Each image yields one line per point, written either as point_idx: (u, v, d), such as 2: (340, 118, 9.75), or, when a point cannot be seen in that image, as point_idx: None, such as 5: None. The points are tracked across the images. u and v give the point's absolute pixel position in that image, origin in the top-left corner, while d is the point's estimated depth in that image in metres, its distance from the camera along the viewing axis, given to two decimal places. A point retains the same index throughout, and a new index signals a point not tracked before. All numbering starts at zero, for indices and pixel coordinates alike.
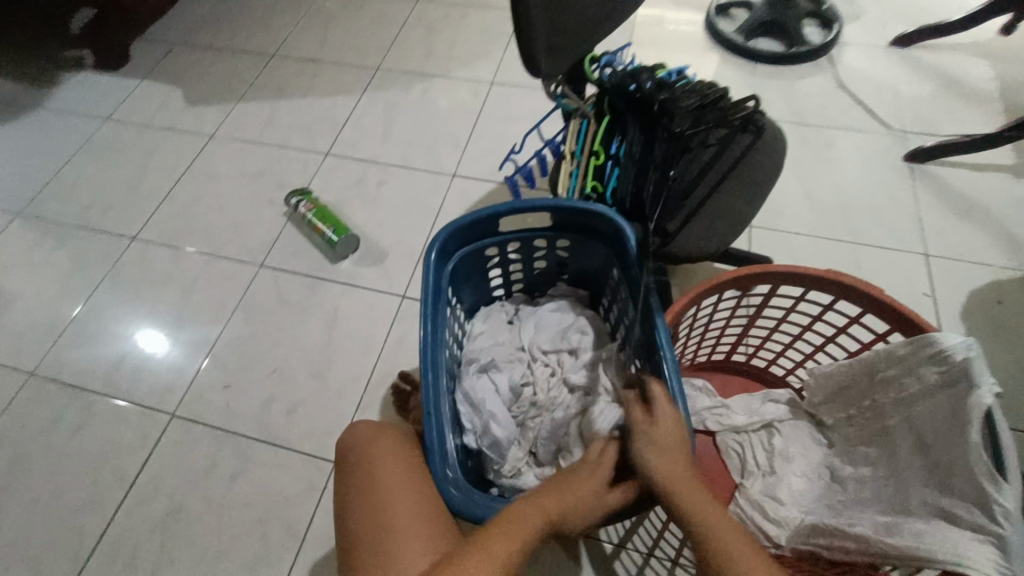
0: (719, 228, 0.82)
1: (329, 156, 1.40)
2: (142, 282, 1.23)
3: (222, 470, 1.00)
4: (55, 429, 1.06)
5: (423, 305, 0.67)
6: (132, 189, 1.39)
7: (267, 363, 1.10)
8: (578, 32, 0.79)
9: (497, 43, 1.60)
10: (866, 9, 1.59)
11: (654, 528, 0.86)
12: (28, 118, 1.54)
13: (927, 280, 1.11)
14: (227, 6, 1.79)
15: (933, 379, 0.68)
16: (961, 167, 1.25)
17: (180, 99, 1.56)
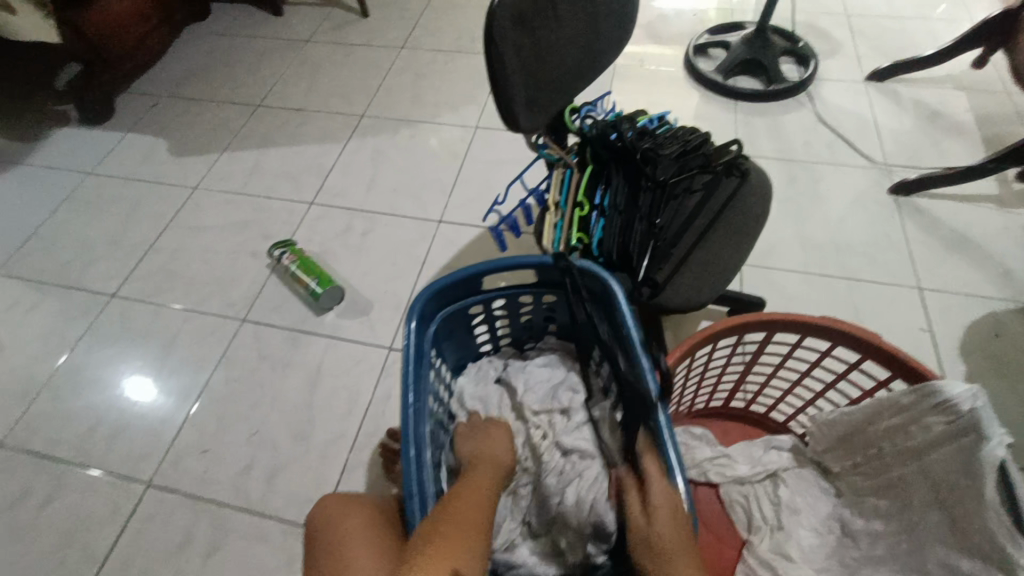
0: (710, 278, 0.80)
1: (315, 206, 1.39)
2: (119, 341, 1.19)
3: (199, 544, 0.94)
4: (22, 503, 1.00)
5: (404, 373, 0.64)
6: (113, 243, 1.36)
7: (249, 424, 1.06)
8: (557, 85, 0.79)
9: (483, 88, 1.62)
10: (841, 46, 1.63)
11: None
12: (9, 173, 1.53)
13: (921, 315, 1.09)
14: (213, 58, 1.81)
15: (940, 430, 0.65)
16: (946, 198, 1.26)
17: (164, 151, 1.56)
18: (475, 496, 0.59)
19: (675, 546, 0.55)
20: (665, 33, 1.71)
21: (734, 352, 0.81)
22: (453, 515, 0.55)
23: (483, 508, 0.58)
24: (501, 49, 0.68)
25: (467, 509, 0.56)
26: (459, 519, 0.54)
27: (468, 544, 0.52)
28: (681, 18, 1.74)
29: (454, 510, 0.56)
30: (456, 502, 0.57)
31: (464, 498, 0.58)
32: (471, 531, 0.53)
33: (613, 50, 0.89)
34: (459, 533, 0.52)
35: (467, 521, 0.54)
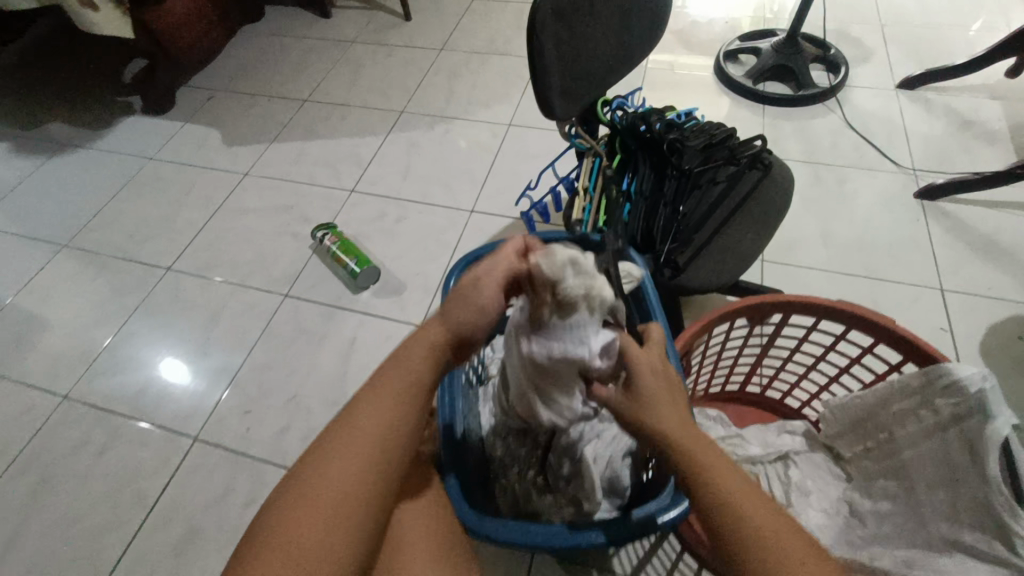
0: (729, 261, 0.84)
1: (353, 193, 1.47)
2: (171, 310, 1.29)
3: (239, 495, 1.02)
4: (83, 450, 1.10)
5: None
6: (169, 222, 1.47)
7: (287, 389, 1.14)
8: (591, 78, 0.85)
9: (516, 88, 1.69)
10: (872, 54, 1.65)
11: (669, 556, 0.87)
12: (78, 156, 1.66)
13: (943, 315, 1.11)
14: (265, 55, 1.93)
15: (948, 412, 0.68)
16: (973, 204, 1.27)
17: (218, 140, 1.67)
18: (342, 462, 0.48)
19: (671, 415, 0.51)
20: (695, 39, 1.75)
21: (749, 335, 0.85)
22: (295, 509, 0.46)
23: (347, 481, 0.48)
24: (541, 41, 0.74)
25: (315, 494, 0.47)
26: (298, 516, 0.46)
27: (305, 551, 0.45)
28: (712, 26, 1.78)
29: (300, 495, 0.47)
30: (306, 482, 0.48)
31: (318, 473, 0.48)
32: (317, 527, 0.46)
33: (644, 47, 0.95)
34: (289, 541, 0.45)
35: (352, 452, 0.49)
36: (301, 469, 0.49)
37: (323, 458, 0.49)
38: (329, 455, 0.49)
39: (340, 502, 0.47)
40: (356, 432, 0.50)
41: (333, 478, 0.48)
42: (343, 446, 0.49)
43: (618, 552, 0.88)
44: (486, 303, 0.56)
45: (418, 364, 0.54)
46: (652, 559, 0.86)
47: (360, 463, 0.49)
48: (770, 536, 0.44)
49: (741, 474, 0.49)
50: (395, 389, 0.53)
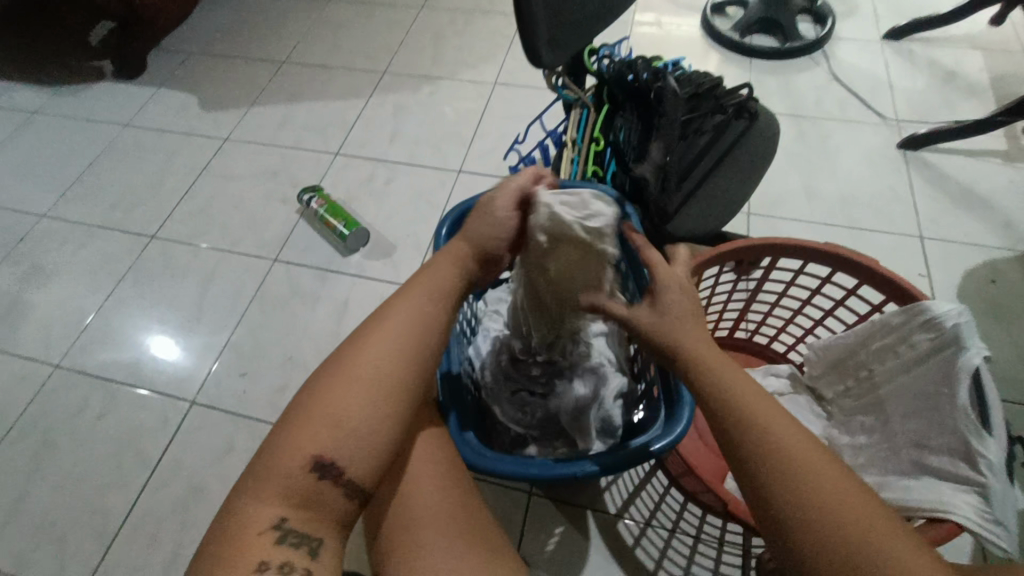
0: (714, 210, 0.89)
1: (340, 156, 1.45)
2: (161, 277, 1.28)
3: (241, 452, 1.03)
4: (82, 416, 1.10)
5: None
6: (152, 189, 1.44)
7: (283, 351, 1.15)
8: (578, 24, 0.83)
9: (501, 46, 1.65)
10: (859, 6, 1.63)
11: (656, 492, 0.91)
12: (51, 124, 1.61)
13: (921, 262, 1.14)
14: (240, 16, 1.86)
15: (925, 346, 0.70)
16: (953, 153, 1.29)
17: (196, 104, 1.63)
18: (378, 352, 0.52)
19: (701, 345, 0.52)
20: None
21: (738, 280, 0.87)
22: (336, 390, 0.50)
23: (385, 370, 0.51)
24: None
25: (355, 377, 0.50)
26: (339, 398, 0.49)
27: (349, 428, 0.49)
28: None
29: (339, 379, 0.51)
30: (345, 366, 0.51)
31: (357, 359, 0.52)
32: (358, 407, 0.49)
33: None
34: (330, 419, 0.49)
35: (383, 348, 0.52)
36: (339, 356, 0.53)
37: (361, 346, 0.53)
38: (368, 345, 0.53)
39: (380, 385, 0.50)
40: (388, 328, 0.54)
41: (371, 365, 0.51)
42: (381, 338, 0.53)
43: (609, 487, 0.92)
44: (503, 213, 0.63)
45: (443, 271, 0.60)
46: (641, 492, 0.92)
47: (394, 355, 0.52)
48: (802, 467, 0.44)
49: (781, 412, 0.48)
50: (423, 288, 0.58)
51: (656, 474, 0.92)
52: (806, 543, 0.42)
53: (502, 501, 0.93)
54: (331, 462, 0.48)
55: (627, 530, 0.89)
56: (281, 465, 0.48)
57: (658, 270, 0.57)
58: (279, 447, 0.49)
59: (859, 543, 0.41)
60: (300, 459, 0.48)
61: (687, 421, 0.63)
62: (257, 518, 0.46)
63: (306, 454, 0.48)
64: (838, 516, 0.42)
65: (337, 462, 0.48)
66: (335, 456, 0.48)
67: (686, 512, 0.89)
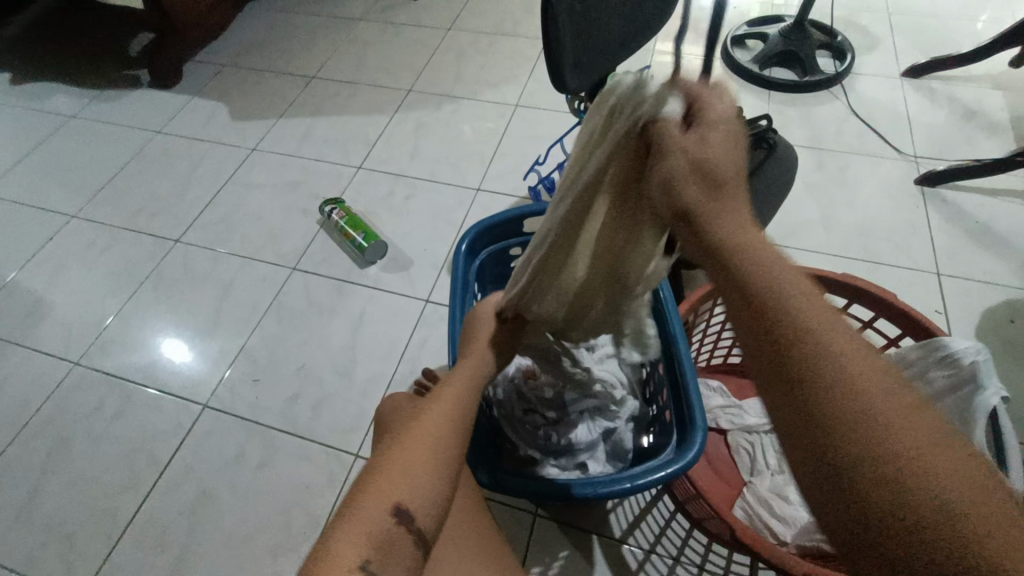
0: None
1: (361, 170, 1.49)
2: (182, 281, 1.31)
3: (250, 459, 1.04)
4: (97, 415, 1.12)
5: (454, 289, 0.80)
6: (179, 195, 1.48)
7: (296, 360, 1.16)
8: (601, 51, 0.86)
9: (524, 69, 1.69)
10: (878, 42, 1.65)
11: (662, 517, 0.91)
12: (86, 129, 1.67)
13: (937, 298, 1.13)
14: (272, 32, 1.93)
15: (939, 384, 0.70)
16: (972, 192, 1.29)
17: (226, 115, 1.68)
18: (446, 413, 0.56)
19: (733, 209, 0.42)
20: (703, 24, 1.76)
21: None
22: (412, 440, 0.52)
23: (452, 426, 0.55)
24: (556, 12, 0.75)
25: (430, 432, 0.53)
26: (415, 444, 0.51)
27: (424, 473, 0.49)
28: None
29: (414, 432, 0.53)
30: (418, 423, 0.55)
31: (428, 419, 0.55)
32: (432, 454, 0.51)
33: (655, 24, 0.96)
34: (406, 463, 0.49)
35: (448, 412, 0.56)
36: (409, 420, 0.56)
37: (431, 409, 0.57)
38: (435, 407, 0.57)
39: (449, 438, 0.54)
40: (449, 396, 0.59)
41: (439, 421, 0.55)
42: (445, 402, 0.58)
43: (615, 509, 0.92)
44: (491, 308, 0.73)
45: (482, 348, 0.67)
46: (646, 517, 0.91)
47: (461, 416, 0.57)
48: (853, 352, 0.33)
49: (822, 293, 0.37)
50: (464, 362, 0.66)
51: (663, 498, 0.92)
52: (848, 445, 0.30)
53: (506, 517, 0.92)
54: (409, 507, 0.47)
55: (631, 554, 0.88)
56: (363, 513, 0.46)
57: (709, 107, 0.46)
58: (358, 500, 0.47)
59: (923, 458, 0.28)
60: (383, 506, 0.47)
61: (700, 447, 0.64)
62: (339, 561, 0.43)
63: (386, 497, 0.47)
64: (888, 405, 0.30)
65: (412, 506, 0.47)
66: (414, 502, 0.48)
67: (691, 540, 0.88)
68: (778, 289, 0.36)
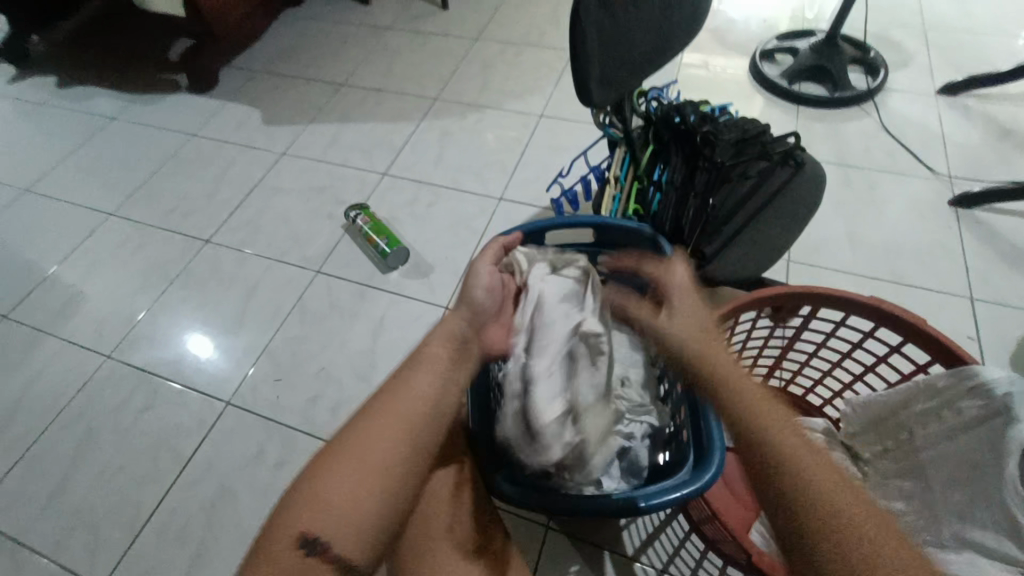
0: (756, 254, 0.87)
1: (386, 176, 1.51)
2: (210, 280, 1.35)
3: (269, 458, 1.06)
4: (125, 408, 1.16)
5: None
6: (210, 196, 1.53)
7: (317, 361, 1.18)
8: (628, 66, 0.86)
9: (549, 79, 1.70)
10: (913, 58, 1.62)
11: (677, 535, 0.89)
12: (126, 130, 1.73)
13: (970, 323, 1.10)
14: (305, 39, 1.98)
15: (971, 414, 0.68)
16: (1009, 214, 1.25)
17: (257, 119, 1.73)
18: (376, 435, 0.57)
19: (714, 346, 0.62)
20: (732, 38, 1.74)
21: (775, 326, 0.89)
22: (329, 471, 0.55)
23: (376, 453, 0.56)
24: (584, 26, 0.76)
25: (352, 460, 0.55)
26: (331, 478, 0.54)
27: (335, 507, 0.53)
28: (749, 25, 1.78)
29: (336, 458, 0.56)
30: (344, 445, 0.57)
31: (355, 442, 0.57)
32: (345, 485, 0.54)
33: (684, 40, 0.96)
34: (320, 498, 0.53)
35: (379, 433, 0.57)
36: (345, 432, 0.59)
37: (364, 429, 0.58)
38: (368, 429, 0.58)
39: (371, 466, 0.55)
40: (394, 410, 0.60)
41: (365, 452, 0.56)
42: (381, 423, 0.58)
43: (628, 525, 0.91)
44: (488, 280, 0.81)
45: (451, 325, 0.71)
46: (660, 534, 0.90)
47: (398, 437, 0.58)
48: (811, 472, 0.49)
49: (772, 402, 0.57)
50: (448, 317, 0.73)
51: (677, 516, 0.90)
52: (815, 545, 0.45)
53: (519, 526, 0.93)
54: (317, 537, 0.52)
55: (643, 572, 0.87)
56: (275, 542, 0.52)
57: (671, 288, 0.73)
58: (277, 525, 0.53)
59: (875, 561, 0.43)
60: (291, 536, 0.52)
61: (717, 468, 0.63)
62: None
63: (296, 528, 0.52)
64: (837, 511, 0.46)
65: (321, 536, 0.52)
66: (322, 535, 0.52)
67: (705, 561, 0.87)
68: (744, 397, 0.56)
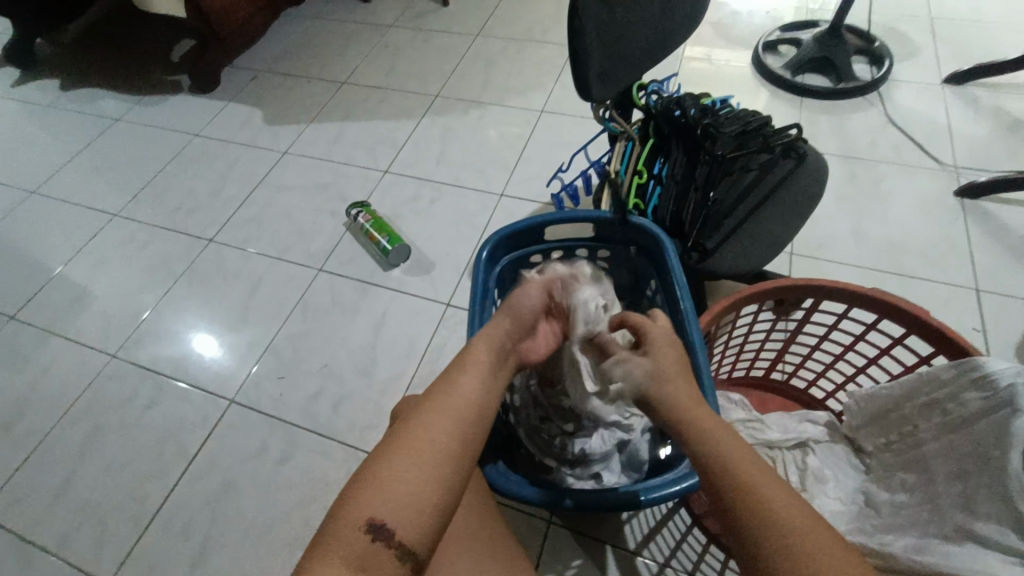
0: (757, 248, 0.87)
1: (387, 174, 1.51)
2: (214, 279, 1.36)
3: (272, 454, 1.07)
4: (131, 405, 1.17)
5: (473, 298, 0.80)
6: (213, 195, 1.54)
7: (320, 358, 1.19)
8: (628, 61, 0.86)
9: (550, 75, 1.70)
10: (918, 49, 1.60)
11: (679, 529, 0.89)
12: (130, 131, 1.75)
13: (976, 315, 1.09)
14: (307, 38, 1.98)
15: (975, 406, 0.67)
16: (1016, 205, 1.23)
17: (260, 119, 1.73)
18: (443, 422, 0.53)
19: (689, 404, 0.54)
20: (735, 30, 1.73)
21: (777, 320, 0.88)
22: (394, 452, 0.50)
23: (441, 435, 0.52)
24: (582, 21, 0.75)
25: (419, 443, 0.50)
26: (396, 459, 0.50)
27: (403, 491, 0.48)
28: (752, 17, 1.76)
29: (403, 446, 0.51)
30: (411, 432, 0.52)
31: (420, 429, 0.52)
32: (412, 468, 0.49)
33: (684, 33, 0.95)
34: (386, 480, 0.48)
35: (442, 416, 0.53)
36: (407, 421, 0.54)
37: (429, 416, 0.53)
38: (428, 411, 0.54)
39: (436, 449, 0.51)
40: (454, 393, 0.56)
41: (429, 434, 0.52)
42: (444, 406, 0.54)
43: (630, 520, 0.91)
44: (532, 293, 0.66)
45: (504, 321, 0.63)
46: (662, 529, 0.89)
47: (463, 421, 0.54)
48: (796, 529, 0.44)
49: (761, 468, 0.49)
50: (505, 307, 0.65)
51: (679, 510, 0.90)
52: None
53: (521, 520, 0.93)
54: (384, 523, 0.47)
55: (645, 566, 0.87)
56: (339, 533, 0.46)
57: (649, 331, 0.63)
58: (339, 516, 0.48)
59: None
60: (358, 524, 0.46)
61: None
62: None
63: (361, 512, 0.47)
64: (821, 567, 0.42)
65: (387, 521, 0.47)
66: (393, 523, 0.47)
67: (708, 555, 0.86)
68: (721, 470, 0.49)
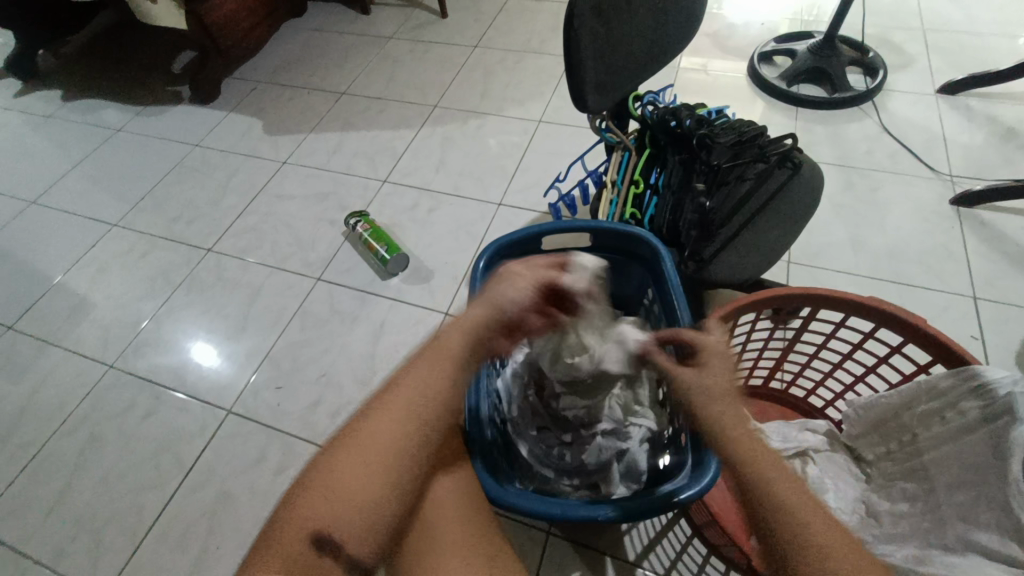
0: (754, 257, 0.87)
1: (386, 183, 1.52)
2: (213, 288, 1.36)
3: (270, 463, 1.07)
4: (129, 415, 1.17)
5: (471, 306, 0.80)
6: (213, 205, 1.54)
7: (319, 366, 1.19)
8: (624, 72, 0.87)
9: (548, 85, 1.71)
10: (912, 59, 1.62)
11: (680, 538, 0.89)
12: (131, 141, 1.76)
13: (974, 323, 1.09)
14: (307, 49, 2.00)
15: (974, 415, 0.67)
16: (1013, 213, 1.24)
17: (260, 129, 1.74)
18: (379, 430, 0.56)
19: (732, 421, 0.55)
20: (731, 41, 1.75)
21: (775, 328, 0.88)
22: (339, 463, 0.55)
23: (381, 445, 0.55)
24: (578, 34, 0.77)
25: (357, 454, 0.55)
26: (339, 470, 0.55)
27: (348, 501, 0.53)
28: (748, 28, 1.78)
29: (348, 454, 0.55)
30: (353, 441, 0.56)
31: (365, 437, 0.56)
32: (354, 478, 0.54)
33: (677, 44, 0.96)
34: (328, 490, 0.54)
35: (384, 426, 0.56)
36: (349, 427, 0.58)
37: (371, 423, 0.57)
38: (372, 419, 0.57)
39: (376, 459, 0.55)
40: (396, 400, 0.58)
41: (372, 445, 0.55)
42: (386, 416, 0.57)
43: (629, 531, 0.90)
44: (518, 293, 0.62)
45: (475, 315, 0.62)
46: (662, 540, 0.89)
47: (407, 427, 0.57)
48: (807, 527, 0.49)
49: (785, 469, 0.53)
50: (481, 300, 0.63)
51: (679, 520, 0.90)
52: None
53: (519, 532, 0.92)
54: (327, 533, 0.53)
55: None
56: (283, 539, 0.52)
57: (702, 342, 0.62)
58: (282, 521, 0.54)
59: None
60: (304, 531, 0.52)
61: (716, 470, 0.63)
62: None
63: (306, 522, 0.53)
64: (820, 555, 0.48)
65: (331, 531, 0.53)
66: (334, 530, 0.53)
67: (708, 565, 0.86)
68: (755, 476, 0.52)
